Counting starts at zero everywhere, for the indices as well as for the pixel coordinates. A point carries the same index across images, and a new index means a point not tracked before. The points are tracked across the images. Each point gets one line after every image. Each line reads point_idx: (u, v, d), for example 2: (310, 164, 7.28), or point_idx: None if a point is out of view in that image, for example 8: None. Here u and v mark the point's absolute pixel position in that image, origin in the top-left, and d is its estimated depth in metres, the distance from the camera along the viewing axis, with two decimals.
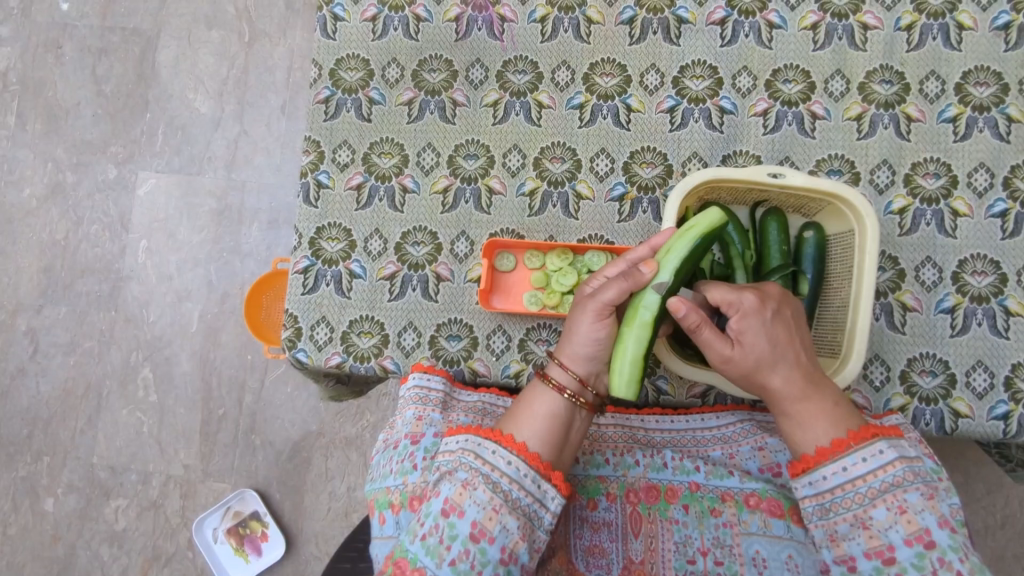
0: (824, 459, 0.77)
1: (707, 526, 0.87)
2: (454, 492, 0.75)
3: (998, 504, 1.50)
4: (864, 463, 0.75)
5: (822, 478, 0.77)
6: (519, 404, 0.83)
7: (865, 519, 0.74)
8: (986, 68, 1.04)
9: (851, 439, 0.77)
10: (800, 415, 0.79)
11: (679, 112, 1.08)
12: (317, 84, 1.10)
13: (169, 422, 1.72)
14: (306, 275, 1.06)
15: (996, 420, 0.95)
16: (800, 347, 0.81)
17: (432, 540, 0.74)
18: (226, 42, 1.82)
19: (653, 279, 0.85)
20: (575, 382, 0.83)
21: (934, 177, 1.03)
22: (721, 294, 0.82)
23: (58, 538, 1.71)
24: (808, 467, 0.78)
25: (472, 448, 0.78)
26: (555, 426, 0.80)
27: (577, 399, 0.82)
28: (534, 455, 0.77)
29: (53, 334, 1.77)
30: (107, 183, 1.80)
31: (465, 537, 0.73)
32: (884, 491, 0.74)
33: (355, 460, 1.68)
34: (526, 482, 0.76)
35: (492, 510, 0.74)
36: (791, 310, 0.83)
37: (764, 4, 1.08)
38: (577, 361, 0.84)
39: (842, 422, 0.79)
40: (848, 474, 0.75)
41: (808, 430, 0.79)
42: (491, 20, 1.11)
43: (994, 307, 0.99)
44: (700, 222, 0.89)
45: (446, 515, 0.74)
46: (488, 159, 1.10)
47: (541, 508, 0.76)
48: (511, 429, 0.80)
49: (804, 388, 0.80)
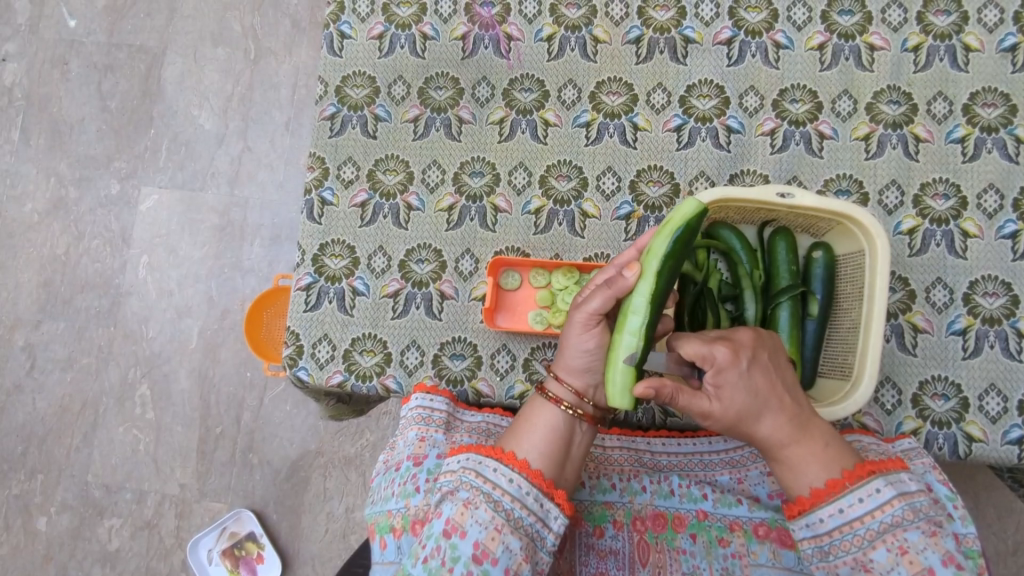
0: (820, 501, 0.74)
1: (715, 556, 0.85)
2: (455, 512, 0.73)
3: (1009, 529, 1.47)
4: (862, 504, 0.73)
5: (819, 520, 0.74)
6: (520, 420, 0.81)
7: (866, 561, 0.73)
8: (993, 89, 1.03)
9: (846, 479, 0.74)
10: (792, 461, 0.76)
11: (686, 130, 1.07)
12: (323, 100, 1.10)
13: (166, 440, 1.70)
14: (309, 292, 1.05)
15: (1010, 445, 0.93)
16: (783, 391, 0.77)
17: (434, 562, 0.72)
18: (232, 59, 1.83)
19: (639, 282, 0.82)
20: (573, 395, 0.81)
21: (944, 198, 1.02)
22: (694, 348, 0.77)
23: (49, 559, 1.67)
24: (803, 510, 0.75)
25: (473, 467, 0.75)
26: (555, 444, 0.78)
27: (576, 412, 0.80)
28: (536, 472, 0.75)
29: (51, 350, 1.75)
30: (109, 198, 1.80)
31: (467, 559, 0.71)
32: (883, 532, 0.72)
33: (354, 480, 1.65)
34: (528, 500, 0.74)
35: (495, 529, 0.72)
36: (768, 353, 0.78)
37: (771, 24, 1.08)
38: (573, 374, 0.82)
39: (834, 461, 0.76)
40: (845, 516, 0.73)
41: (801, 474, 0.76)
42: (498, 38, 1.12)
43: (1006, 329, 0.98)
44: (682, 213, 0.85)
45: (447, 536, 0.72)
46: (493, 176, 1.09)
47: (544, 527, 0.74)
48: (513, 445, 0.78)
49: (793, 433, 0.76)
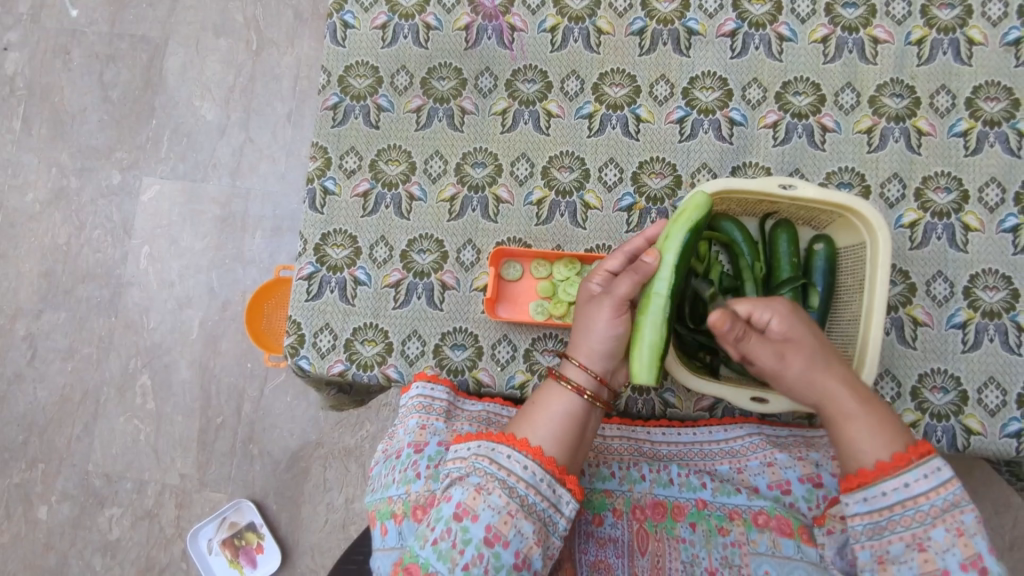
0: (884, 474, 0.73)
1: (715, 545, 0.85)
2: (467, 496, 0.73)
3: (1006, 524, 1.48)
4: (927, 480, 0.73)
5: (881, 493, 0.73)
6: (532, 406, 0.81)
7: (922, 539, 0.72)
8: (996, 84, 1.03)
9: (911, 453, 0.74)
10: (855, 422, 0.77)
11: (688, 122, 1.07)
12: (326, 90, 1.10)
13: (166, 430, 1.70)
14: (310, 281, 1.06)
15: (1008, 438, 0.94)
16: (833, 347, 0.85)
17: (444, 544, 0.72)
18: (234, 50, 1.82)
19: (660, 267, 0.86)
20: (593, 381, 0.82)
21: (946, 192, 1.02)
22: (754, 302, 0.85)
23: (50, 548, 1.68)
24: (865, 483, 0.74)
25: (486, 454, 0.76)
26: (572, 427, 0.79)
27: (595, 400, 0.81)
28: (550, 459, 0.75)
29: (52, 340, 1.75)
30: (110, 188, 1.80)
31: (479, 542, 0.71)
32: (944, 510, 0.72)
33: (354, 471, 1.65)
34: (542, 486, 0.74)
35: (508, 514, 0.72)
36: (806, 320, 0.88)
37: (775, 16, 1.08)
38: (595, 360, 0.84)
39: (889, 422, 0.77)
40: (909, 491, 0.73)
41: (871, 434, 0.76)
42: (502, 29, 1.12)
43: (1006, 322, 0.98)
44: (696, 203, 0.88)
45: (458, 519, 0.72)
46: (496, 167, 1.09)
47: (556, 513, 0.75)
48: (526, 432, 0.78)
49: (854, 382, 0.81)
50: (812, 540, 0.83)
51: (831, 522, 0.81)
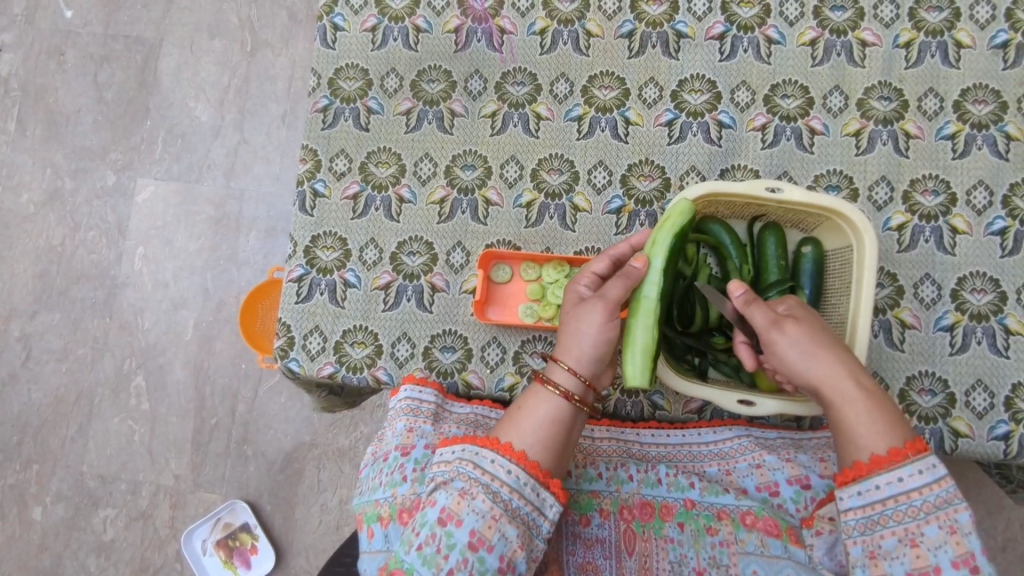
0: (878, 468, 0.71)
1: (703, 545, 0.85)
2: (451, 501, 0.73)
3: (998, 526, 1.48)
4: (921, 476, 0.70)
5: (874, 487, 0.71)
6: (518, 409, 0.80)
7: (915, 535, 0.70)
8: (984, 86, 1.03)
9: (908, 449, 0.71)
10: (847, 407, 0.75)
11: (677, 125, 1.08)
12: (316, 92, 1.11)
13: (161, 431, 1.70)
14: (300, 283, 1.06)
15: (996, 440, 0.94)
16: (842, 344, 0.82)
17: (428, 549, 0.72)
18: (228, 51, 1.83)
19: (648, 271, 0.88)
20: (581, 386, 0.80)
21: (933, 194, 1.02)
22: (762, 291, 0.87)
23: (44, 549, 1.68)
24: (859, 476, 0.72)
25: (470, 458, 0.75)
26: (557, 431, 0.78)
27: (581, 405, 0.80)
28: (534, 463, 0.75)
29: (46, 341, 1.76)
30: (105, 190, 1.80)
31: (463, 546, 0.71)
32: (937, 507, 0.69)
33: (347, 472, 1.66)
34: (526, 490, 0.74)
35: (492, 518, 0.72)
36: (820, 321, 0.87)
37: (763, 19, 1.08)
38: (583, 365, 0.81)
39: (881, 408, 0.74)
40: (903, 486, 0.70)
41: (869, 423, 0.73)
42: (491, 31, 1.12)
43: (994, 325, 0.98)
44: (679, 209, 0.90)
45: (443, 524, 0.72)
46: (485, 169, 1.09)
47: (540, 516, 0.75)
48: (509, 436, 0.77)
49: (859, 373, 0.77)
50: (800, 540, 0.83)
51: (819, 523, 0.80)
